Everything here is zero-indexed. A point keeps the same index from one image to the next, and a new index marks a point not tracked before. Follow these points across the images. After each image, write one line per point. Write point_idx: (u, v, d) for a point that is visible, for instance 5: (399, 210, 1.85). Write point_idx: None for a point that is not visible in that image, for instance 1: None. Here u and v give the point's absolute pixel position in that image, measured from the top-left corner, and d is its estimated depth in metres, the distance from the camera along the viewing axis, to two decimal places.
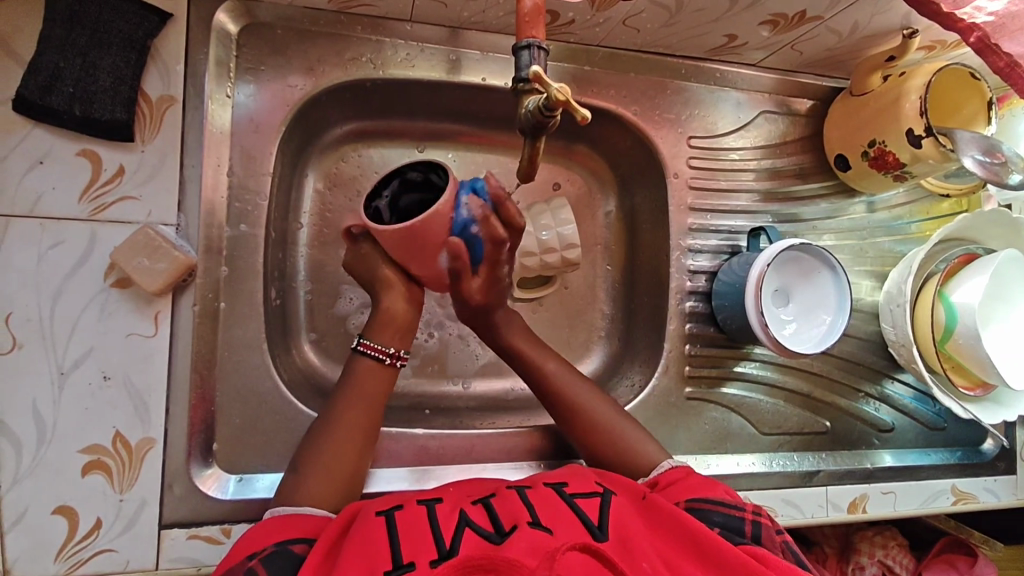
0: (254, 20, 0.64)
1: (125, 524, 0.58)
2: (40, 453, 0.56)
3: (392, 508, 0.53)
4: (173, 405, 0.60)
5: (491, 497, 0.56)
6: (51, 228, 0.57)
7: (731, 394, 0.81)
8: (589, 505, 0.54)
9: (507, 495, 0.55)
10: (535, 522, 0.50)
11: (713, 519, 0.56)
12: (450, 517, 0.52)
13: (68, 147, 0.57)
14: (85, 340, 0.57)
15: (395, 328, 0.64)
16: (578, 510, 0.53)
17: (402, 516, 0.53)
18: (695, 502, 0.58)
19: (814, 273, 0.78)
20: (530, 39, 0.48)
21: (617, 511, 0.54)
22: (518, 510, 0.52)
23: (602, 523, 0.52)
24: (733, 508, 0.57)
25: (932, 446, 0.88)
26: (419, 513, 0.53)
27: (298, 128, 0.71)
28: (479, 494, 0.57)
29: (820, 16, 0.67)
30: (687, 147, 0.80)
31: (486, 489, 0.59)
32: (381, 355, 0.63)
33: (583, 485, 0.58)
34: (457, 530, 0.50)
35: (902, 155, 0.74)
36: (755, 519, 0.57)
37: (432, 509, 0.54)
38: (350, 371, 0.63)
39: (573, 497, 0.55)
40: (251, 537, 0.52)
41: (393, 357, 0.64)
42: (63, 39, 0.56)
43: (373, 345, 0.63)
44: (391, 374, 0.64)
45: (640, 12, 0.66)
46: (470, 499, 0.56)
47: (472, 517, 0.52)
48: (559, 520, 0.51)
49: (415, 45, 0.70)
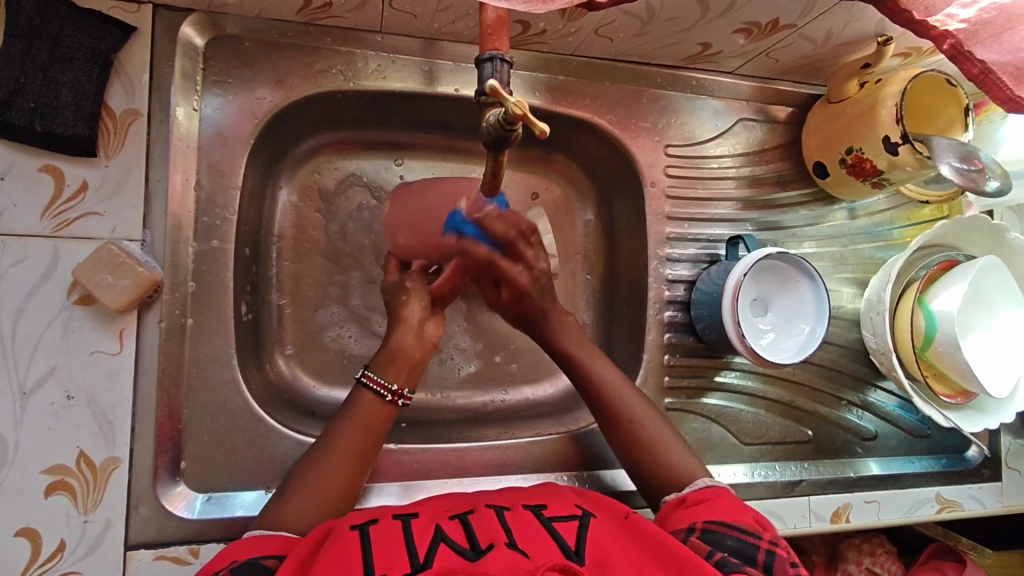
0: (221, 32, 0.63)
1: (89, 546, 0.57)
2: (1, 474, 0.55)
3: (366, 522, 0.53)
4: (139, 423, 0.59)
5: (468, 514, 0.55)
6: (12, 246, 0.56)
7: (712, 404, 0.80)
8: (567, 529, 0.54)
9: (485, 513, 0.55)
10: (511, 543, 0.49)
11: (726, 542, 0.55)
12: (425, 531, 0.52)
13: (29, 163, 0.56)
14: (47, 358, 0.56)
15: (402, 364, 0.65)
16: (555, 533, 0.53)
17: (377, 529, 0.52)
18: (712, 525, 0.57)
19: (793, 282, 0.77)
20: (493, 51, 0.47)
21: (595, 536, 0.53)
22: (495, 530, 0.51)
23: (579, 547, 0.51)
24: (749, 535, 0.56)
25: (917, 454, 0.88)
26: (394, 527, 0.53)
27: (269, 140, 0.70)
28: (457, 511, 0.57)
29: (792, 24, 0.67)
30: (665, 156, 0.80)
31: (464, 506, 0.58)
32: (382, 392, 0.63)
33: (563, 509, 0.58)
34: (432, 545, 0.49)
35: (878, 162, 0.73)
36: (770, 548, 0.56)
37: (408, 524, 0.54)
38: (353, 399, 0.63)
39: (552, 520, 0.55)
40: (228, 550, 0.52)
41: (394, 395, 0.63)
42: (23, 53, 0.55)
43: (375, 377, 0.64)
44: (393, 411, 0.64)
45: (612, 21, 0.65)
46: (447, 514, 0.56)
47: (448, 532, 0.51)
48: (536, 543, 0.50)
49: (386, 56, 0.69)
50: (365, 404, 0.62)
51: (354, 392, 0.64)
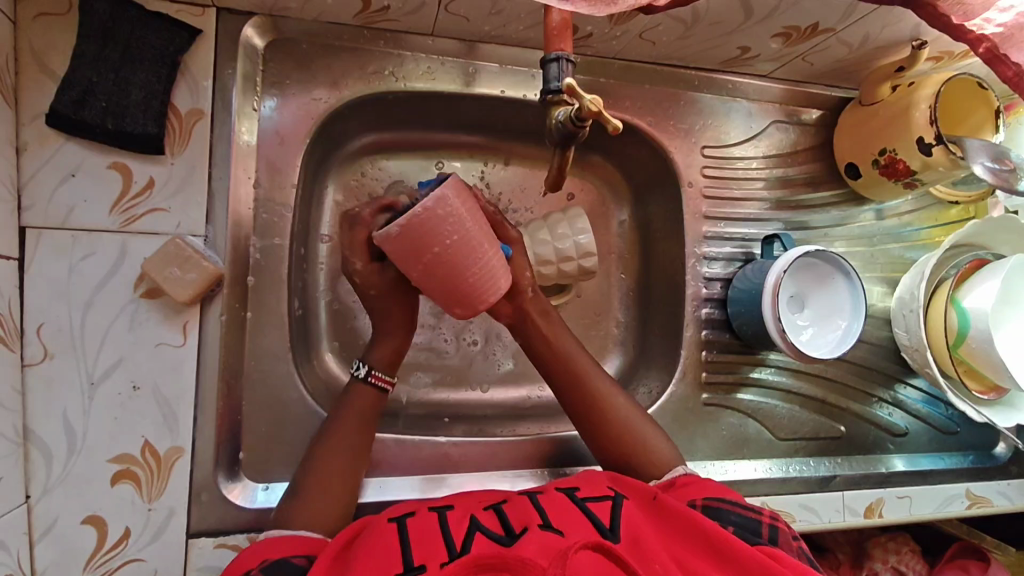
0: (279, 34, 0.65)
1: (153, 533, 0.59)
2: (70, 462, 0.57)
3: (403, 516, 0.55)
4: (201, 416, 0.61)
5: (502, 503, 0.57)
6: (82, 240, 0.57)
7: (748, 400, 0.82)
8: (600, 508, 0.55)
9: (518, 501, 0.56)
10: (545, 524, 0.51)
11: (730, 518, 0.57)
12: (461, 522, 0.53)
13: (99, 161, 0.58)
14: (115, 350, 0.58)
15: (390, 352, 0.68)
16: (590, 513, 0.54)
17: (414, 522, 0.54)
18: (712, 501, 0.59)
19: (829, 279, 0.79)
20: (559, 52, 0.49)
21: (629, 514, 0.55)
22: (529, 514, 0.53)
23: (613, 525, 0.52)
24: (750, 511, 0.58)
25: (946, 450, 0.89)
26: (431, 519, 0.54)
27: (321, 140, 0.72)
28: (491, 502, 0.58)
29: (831, 29, 0.69)
30: (701, 157, 0.82)
31: (496, 498, 0.59)
32: (383, 385, 0.67)
33: (595, 490, 0.58)
34: (468, 534, 0.51)
35: (911, 163, 0.75)
36: (771, 522, 0.57)
37: (444, 516, 0.55)
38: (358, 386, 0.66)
39: (585, 501, 0.56)
40: (253, 549, 0.53)
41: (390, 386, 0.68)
42: (96, 54, 0.57)
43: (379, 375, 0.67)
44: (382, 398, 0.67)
45: (657, 25, 0.67)
46: (481, 506, 0.57)
47: (482, 522, 0.53)
48: (571, 522, 0.51)
49: (435, 58, 0.71)
50: (361, 394, 0.66)
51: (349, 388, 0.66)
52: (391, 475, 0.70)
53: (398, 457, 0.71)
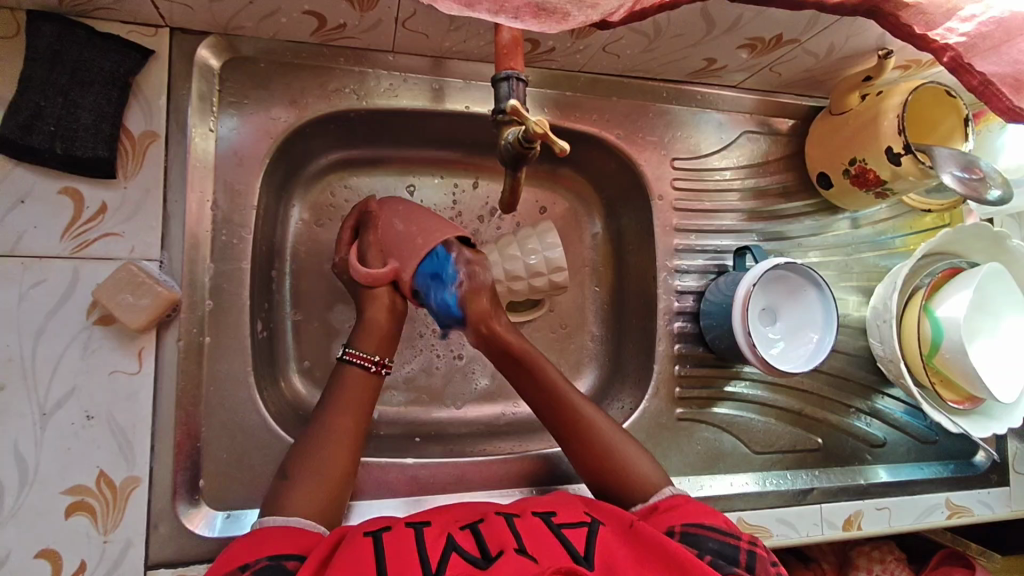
0: (237, 54, 0.64)
1: (109, 566, 0.57)
2: (22, 495, 0.55)
3: (380, 530, 0.53)
4: (158, 443, 0.59)
5: (480, 523, 0.55)
6: (33, 267, 0.56)
7: (723, 414, 0.81)
8: (575, 534, 0.53)
9: (495, 521, 0.54)
10: (522, 550, 0.49)
11: (707, 545, 0.55)
12: (438, 541, 0.51)
13: (49, 186, 0.57)
14: (66, 380, 0.57)
15: (380, 335, 0.67)
16: (565, 539, 0.52)
17: (389, 537, 0.52)
18: (691, 527, 0.57)
19: (801, 291, 0.78)
20: (509, 71, 0.48)
21: (605, 541, 0.53)
22: (506, 536, 0.51)
23: (588, 553, 0.50)
24: (729, 536, 0.56)
25: (925, 460, 0.88)
26: (407, 536, 0.52)
27: (283, 159, 0.71)
28: (468, 520, 0.56)
29: (795, 40, 0.69)
30: (671, 169, 0.81)
31: (474, 515, 0.57)
32: (366, 364, 0.65)
33: (572, 515, 0.56)
34: (443, 556, 0.49)
35: (881, 172, 0.74)
36: (749, 548, 0.55)
37: (421, 533, 0.53)
38: (337, 376, 0.65)
39: (561, 527, 0.54)
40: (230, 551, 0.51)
41: (377, 365, 0.66)
42: (44, 77, 0.56)
43: (359, 353, 0.66)
44: (377, 382, 0.66)
45: (619, 39, 0.67)
46: (457, 524, 0.55)
47: (460, 542, 0.51)
48: (547, 550, 0.50)
49: (397, 75, 0.70)
50: (351, 377, 0.65)
51: (339, 369, 0.66)
52: (358, 498, 0.69)
53: (365, 479, 0.70)
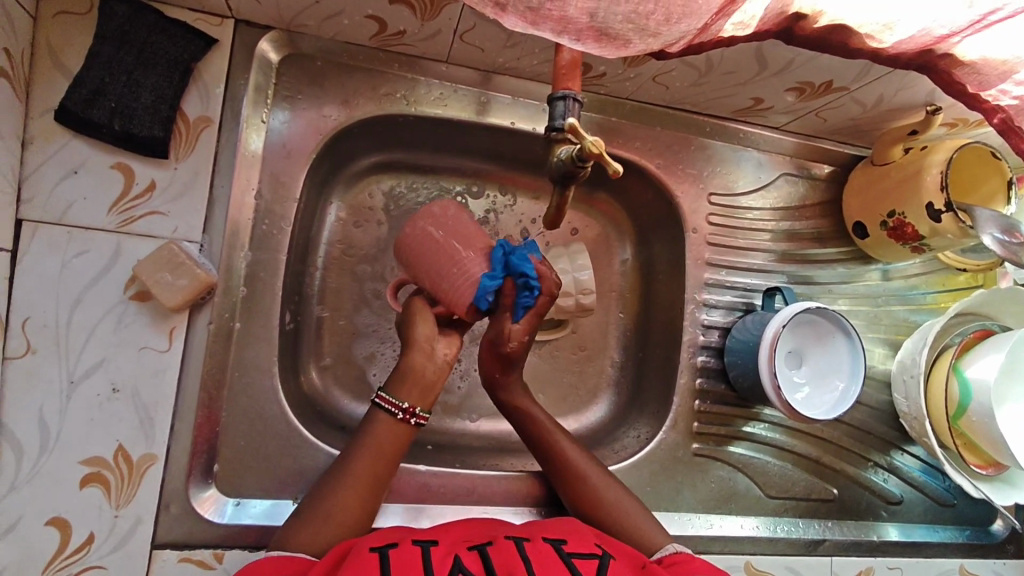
0: (296, 50, 0.66)
1: (117, 541, 0.57)
2: (40, 460, 0.55)
3: (386, 546, 0.52)
4: (178, 423, 0.59)
5: (487, 545, 0.54)
6: (78, 237, 0.57)
7: (738, 454, 0.80)
8: (585, 565, 0.52)
9: (505, 545, 0.54)
10: None
11: None
12: (444, 562, 0.51)
13: (103, 160, 0.58)
14: (97, 350, 0.57)
15: (417, 384, 0.63)
16: (575, 568, 0.51)
17: (397, 554, 0.51)
18: None
19: (829, 337, 0.77)
20: (565, 91, 0.49)
21: None
22: (514, 562, 0.51)
23: None
24: None
25: (942, 523, 0.86)
26: (413, 553, 0.52)
27: (328, 156, 0.72)
28: (475, 540, 0.56)
29: (844, 87, 0.69)
30: (707, 203, 0.81)
31: (481, 536, 0.57)
32: (393, 410, 0.62)
33: (582, 545, 0.56)
34: None
35: (920, 227, 0.74)
36: None
37: (427, 551, 0.52)
38: (367, 421, 0.63)
39: (571, 555, 0.53)
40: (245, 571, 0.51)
41: (405, 413, 0.62)
42: (110, 55, 0.58)
43: (389, 398, 0.63)
44: (406, 430, 0.62)
45: (670, 70, 0.67)
46: (465, 544, 0.54)
47: (467, 563, 0.51)
48: None
49: (448, 85, 0.72)
50: (378, 424, 0.62)
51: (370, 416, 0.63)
52: None
53: None
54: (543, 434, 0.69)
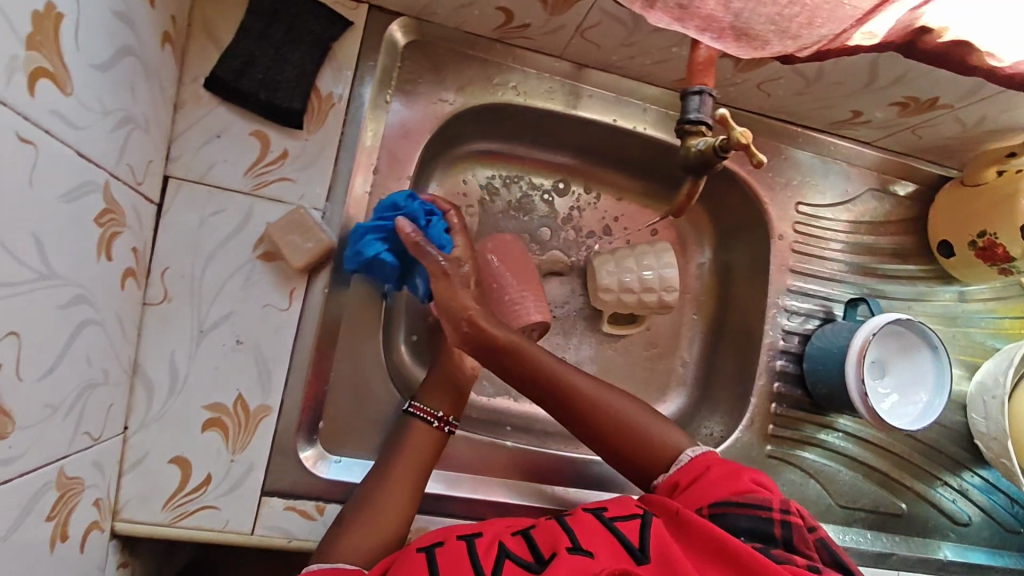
0: (421, 37, 0.69)
1: (231, 484, 0.60)
2: (168, 402, 0.59)
3: (432, 546, 0.53)
4: (292, 380, 0.63)
5: (531, 528, 0.55)
6: (216, 197, 0.61)
7: (810, 460, 0.81)
8: (629, 527, 0.53)
9: (546, 524, 0.55)
10: (575, 549, 0.50)
11: (740, 524, 0.54)
12: (489, 549, 0.52)
13: (243, 127, 0.62)
14: (226, 304, 0.60)
15: (446, 392, 0.68)
16: (618, 534, 0.52)
17: (442, 552, 0.52)
18: (721, 506, 0.55)
19: (914, 350, 0.79)
20: (702, 86, 0.52)
21: (658, 531, 0.53)
22: (557, 536, 0.52)
23: (643, 545, 0.51)
24: (759, 509, 0.54)
25: (1007, 548, 0.86)
26: (458, 547, 0.53)
27: (437, 139, 0.75)
28: (519, 525, 0.57)
29: (949, 105, 0.70)
30: (794, 211, 0.83)
31: (522, 522, 0.58)
32: (428, 418, 0.66)
33: (624, 509, 0.56)
34: (497, 562, 0.50)
35: (1013, 248, 0.75)
36: (784, 519, 0.53)
37: (471, 543, 0.53)
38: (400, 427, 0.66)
39: (613, 521, 0.54)
40: None
41: (439, 421, 0.66)
42: (258, 30, 0.62)
43: (423, 407, 0.66)
44: (441, 438, 0.66)
45: (779, 78, 0.69)
46: (508, 530, 0.55)
47: (511, 548, 0.52)
48: (600, 544, 0.51)
49: (557, 80, 0.74)
50: (414, 430, 0.65)
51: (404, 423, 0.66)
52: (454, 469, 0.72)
53: (464, 454, 0.72)
54: (589, 400, 0.63)
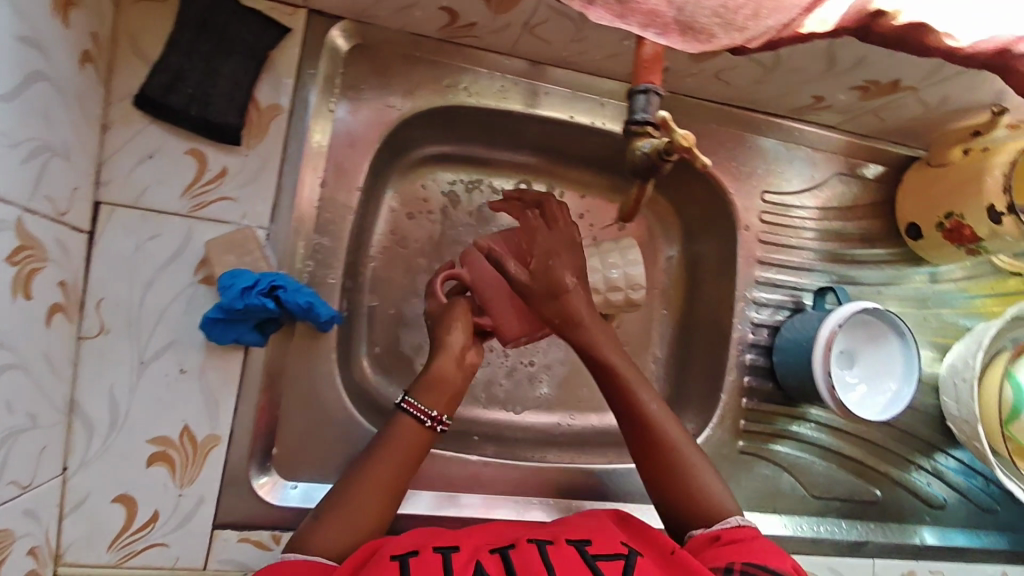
0: (365, 40, 0.66)
1: (181, 519, 0.58)
2: (109, 439, 0.56)
3: (406, 554, 0.51)
4: (242, 407, 0.60)
5: (510, 548, 0.54)
6: (151, 220, 0.58)
7: (783, 453, 0.80)
8: (611, 568, 0.52)
9: (528, 547, 0.53)
10: None
11: None
12: (466, 569, 0.50)
13: (178, 146, 0.59)
14: (168, 332, 0.58)
15: (447, 393, 0.61)
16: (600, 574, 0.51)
17: (417, 562, 0.50)
18: (751, 567, 0.54)
19: (882, 338, 0.78)
20: (648, 84, 0.49)
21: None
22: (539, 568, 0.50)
23: None
24: None
25: (983, 529, 0.86)
26: (436, 560, 0.51)
27: (387, 146, 0.72)
28: (498, 544, 0.55)
29: (910, 87, 0.69)
30: (760, 201, 0.81)
31: (504, 540, 0.56)
32: (422, 417, 0.59)
33: (608, 545, 0.55)
34: None
35: (978, 229, 0.73)
36: None
37: (450, 557, 0.51)
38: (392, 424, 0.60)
39: (596, 558, 0.53)
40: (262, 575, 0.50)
41: (434, 421, 0.59)
42: (189, 42, 0.58)
43: (416, 403, 0.60)
44: (432, 438, 0.60)
45: (735, 67, 0.67)
46: (487, 548, 0.54)
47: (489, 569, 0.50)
48: None
49: (511, 78, 0.72)
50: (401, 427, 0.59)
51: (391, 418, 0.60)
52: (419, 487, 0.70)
53: (429, 469, 0.70)
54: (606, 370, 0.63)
